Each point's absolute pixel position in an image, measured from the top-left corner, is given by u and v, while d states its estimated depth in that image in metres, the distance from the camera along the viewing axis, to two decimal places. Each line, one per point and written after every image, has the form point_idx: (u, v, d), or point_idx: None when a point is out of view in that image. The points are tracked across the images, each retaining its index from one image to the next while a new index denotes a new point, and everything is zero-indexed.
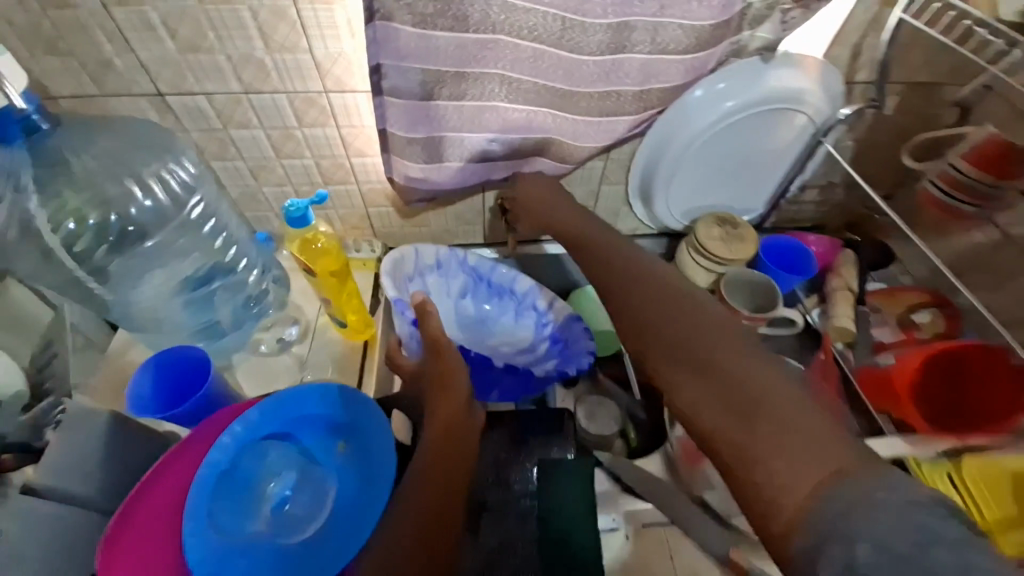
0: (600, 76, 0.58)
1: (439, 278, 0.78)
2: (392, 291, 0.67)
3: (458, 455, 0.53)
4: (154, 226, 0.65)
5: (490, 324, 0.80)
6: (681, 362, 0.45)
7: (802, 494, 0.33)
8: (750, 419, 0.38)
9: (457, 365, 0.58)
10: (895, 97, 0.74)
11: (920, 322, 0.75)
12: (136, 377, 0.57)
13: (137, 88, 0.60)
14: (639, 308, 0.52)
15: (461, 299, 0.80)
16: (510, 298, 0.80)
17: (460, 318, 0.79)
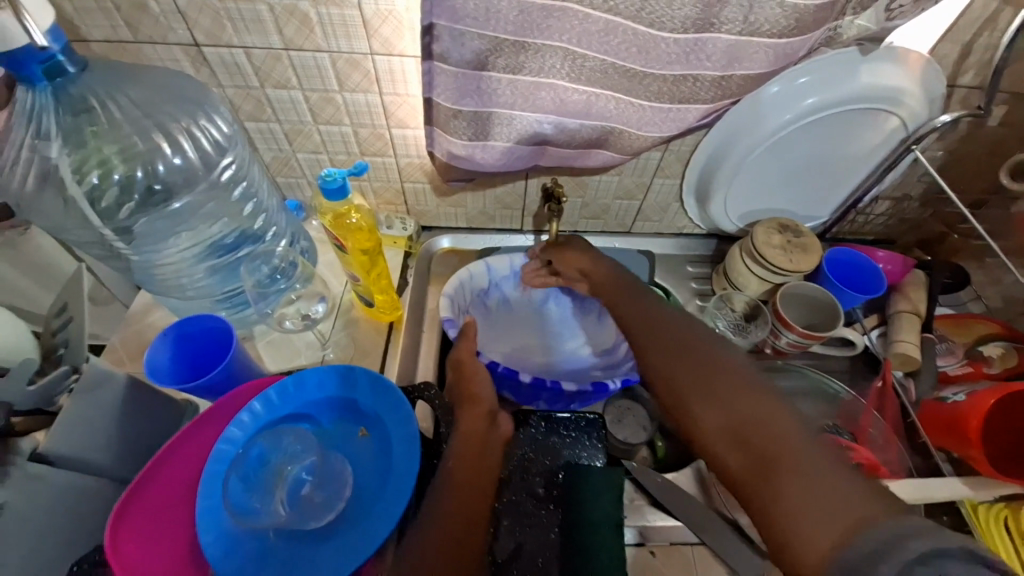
0: (678, 57, 0.51)
1: (518, 287, 0.75)
2: (447, 311, 0.67)
3: (483, 470, 0.53)
4: (181, 186, 0.61)
5: (570, 328, 0.75)
6: (708, 408, 0.46)
7: (825, 544, 0.34)
8: (769, 465, 0.40)
9: (480, 385, 0.60)
10: (1002, 106, 0.65)
11: (991, 357, 0.70)
12: (154, 347, 0.54)
13: (173, 37, 0.56)
14: (663, 349, 0.53)
15: (544, 303, 0.76)
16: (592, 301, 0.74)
17: (543, 325, 0.75)
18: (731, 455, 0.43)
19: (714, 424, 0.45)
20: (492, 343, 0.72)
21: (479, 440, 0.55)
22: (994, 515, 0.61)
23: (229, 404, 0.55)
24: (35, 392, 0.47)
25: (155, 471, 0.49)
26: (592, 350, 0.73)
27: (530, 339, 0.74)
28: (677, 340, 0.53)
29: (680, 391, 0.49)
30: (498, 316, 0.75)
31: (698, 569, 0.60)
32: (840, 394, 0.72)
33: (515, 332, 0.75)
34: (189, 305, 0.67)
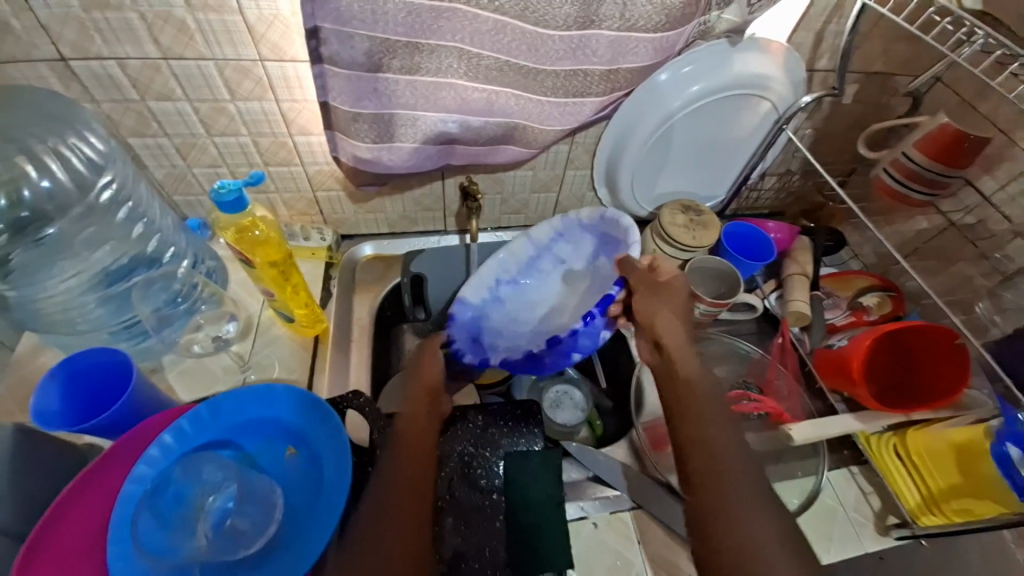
0: (567, 53, 0.54)
1: (569, 248, 0.77)
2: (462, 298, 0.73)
3: (426, 437, 0.55)
4: (56, 212, 0.57)
5: (606, 285, 0.72)
6: (733, 493, 0.47)
7: None
8: None
9: (435, 375, 0.64)
10: (854, 85, 0.75)
11: (868, 305, 0.80)
12: (40, 389, 0.50)
13: (35, 53, 0.51)
14: (709, 428, 0.53)
15: (595, 259, 0.75)
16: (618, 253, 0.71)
17: (596, 281, 0.74)
18: (754, 544, 0.44)
19: (739, 512, 0.46)
20: (535, 306, 0.77)
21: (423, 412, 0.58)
22: (886, 445, 0.70)
23: (136, 438, 0.51)
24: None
25: (50, 524, 0.44)
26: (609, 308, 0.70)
27: (574, 301, 0.75)
28: (715, 421, 0.53)
29: (710, 468, 0.49)
30: (552, 280, 0.78)
31: (637, 532, 0.63)
32: (750, 353, 0.81)
33: (564, 293, 0.77)
34: (79, 340, 0.61)
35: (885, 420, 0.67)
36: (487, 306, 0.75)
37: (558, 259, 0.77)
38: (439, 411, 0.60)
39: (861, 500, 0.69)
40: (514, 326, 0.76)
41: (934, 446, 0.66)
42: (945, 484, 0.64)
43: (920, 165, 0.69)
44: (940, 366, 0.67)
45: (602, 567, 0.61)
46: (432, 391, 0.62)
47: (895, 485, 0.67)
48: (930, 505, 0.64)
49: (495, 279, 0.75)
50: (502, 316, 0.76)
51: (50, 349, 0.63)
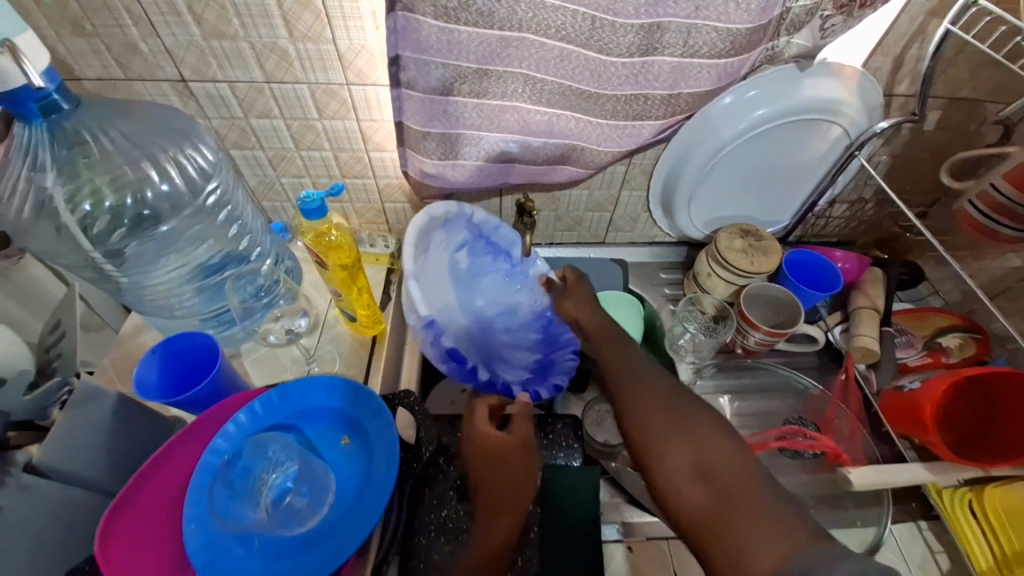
0: (628, 79, 0.56)
1: (443, 232, 0.73)
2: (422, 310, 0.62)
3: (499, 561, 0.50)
4: (170, 212, 0.64)
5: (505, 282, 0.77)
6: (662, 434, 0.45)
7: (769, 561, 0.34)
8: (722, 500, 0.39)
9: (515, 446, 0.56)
10: (937, 112, 0.71)
11: (949, 347, 0.75)
12: (142, 364, 0.57)
13: (161, 74, 0.60)
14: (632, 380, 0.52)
15: (457, 252, 0.75)
16: (503, 261, 0.77)
17: (459, 278, 0.76)
18: (673, 458, 0.43)
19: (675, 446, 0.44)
20: (430, 294, 0.69)
21: (500, 525, 0.52)
22: (959, 498, 0.64)
23: (215, 416, 0.57)
24: (33, 402, 0.50)
25: (132, 492, 0.50)
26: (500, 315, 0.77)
27: (452, 298, 0.73)
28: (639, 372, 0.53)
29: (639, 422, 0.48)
30: (430, 267, 0.71)
31: (673, 562, 0.62)
32: (809, 388, 0.76)
33: (439, 287, 0.72)
34: (177, 324, 0.70)
35: (965, 473, 0.61)
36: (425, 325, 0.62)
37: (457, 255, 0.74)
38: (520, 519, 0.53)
39: (927, 559, 0.64)
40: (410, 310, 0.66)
41: (1010, 502, 0.60)
42: (1019, 547, 0.58)
43: (1008, 198, 0.64)
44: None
45: None
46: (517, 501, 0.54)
47: (967, 545, 0.62)
48: (1001, 568, 0.58)
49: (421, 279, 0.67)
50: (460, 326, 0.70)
51: (150, 330, 0.72)
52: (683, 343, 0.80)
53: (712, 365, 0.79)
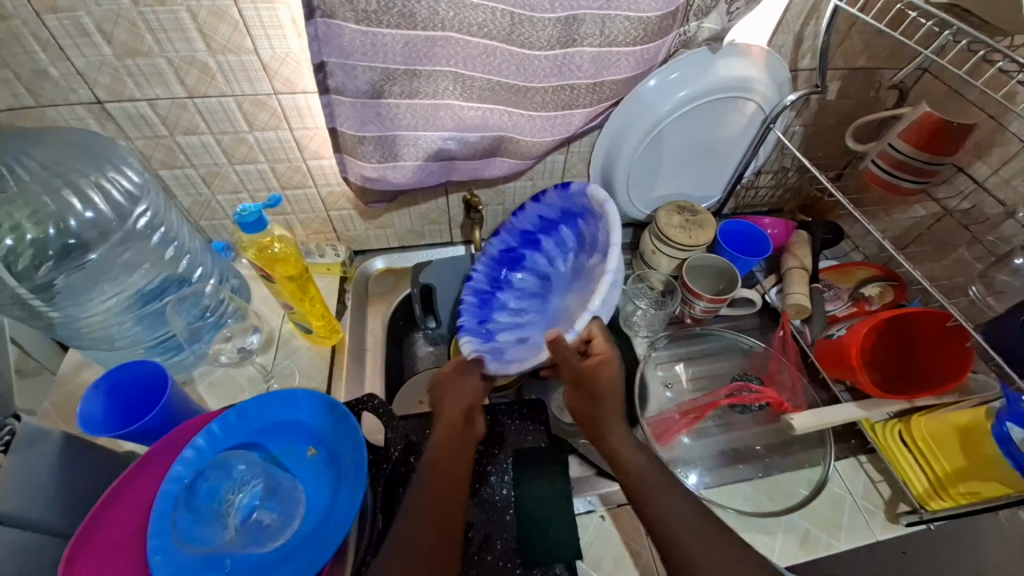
0: (553, 71, 0.58)
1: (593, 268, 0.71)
2: (537, 209, 0.79)
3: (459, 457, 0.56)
4: (97, 241, 0.62)
5: (581, 298, 0.70)
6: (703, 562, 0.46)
7: None
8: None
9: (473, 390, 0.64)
10: (837, 82, 0.77)
11: (870, 296, 0.81)
12: (86, 399, 0.55)
13: (74, 97, 0.57)
14: (698, 553, 0.47)
15: (584, 281, 0.73)
16: (577, 281, 0.74)
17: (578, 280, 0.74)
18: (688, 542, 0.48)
19: None
20: (576, 253, 0.76)
21: (455, 432, 0.59)
22: (890, 430, 0.71)
23: (168, 444, 0.55)
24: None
25: (86, 534, 0.48)
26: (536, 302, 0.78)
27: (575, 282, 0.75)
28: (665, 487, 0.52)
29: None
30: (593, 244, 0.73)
31: (645, 525, 0.65)
32: (753, 347, 0.82)
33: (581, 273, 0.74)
34: (119, 355, 0.67)
35: (891, 407, 0.67)
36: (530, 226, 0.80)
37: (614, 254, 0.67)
38: (473, 429, 0.61)
39: (870, 488, 0.69)
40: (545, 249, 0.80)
41: (936, 429, 0.68)
42: (951, 467, 0.65)
43: (905, 154, 0.71)
44: (940, 353, 0.67)
45: (612, 558, 0.62)
46: (467, 411, 0.61)
47: (903, 473, 0.67)
48: (938, 491, 0.65)
49: (600, 212, 0.69)
50: (557, 248, 0.79)
51: (92, 366, 0.69)
52: (635, 320, 0.85)
53: (663, 337, 0.84)
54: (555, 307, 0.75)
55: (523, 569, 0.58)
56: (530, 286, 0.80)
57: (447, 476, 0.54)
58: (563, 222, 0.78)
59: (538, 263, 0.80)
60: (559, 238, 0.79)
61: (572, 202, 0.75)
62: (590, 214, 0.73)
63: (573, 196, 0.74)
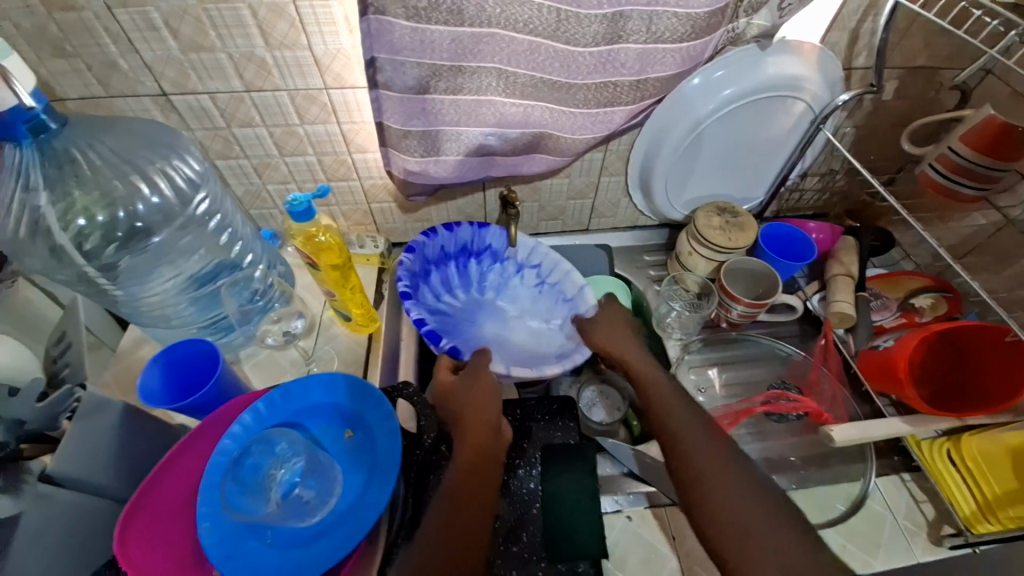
0: (597, 68, 0.58)
1: (516, 307, 0.80)
2: (441, 237, 0.77)
3: (485, 469, 0.56)
4: (160, 223, 0.65)
5: (511, 330, 0.77)
6: (730, 506, 0.47)
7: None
8: (745, 538, 0.45)
9: (490, 389, 0.63)
10: (893, 82, 0.74)
11: (921, 307, 0.78)
12: (145, 372, 0.59)
13: (142, 89, 0.61)
14: (727, 504, 0.48)
15: (507, 317, 0.78)
16: (493, 314, 0.78)
17: (493, 315, 0.78)
18: (722, 493, 0.48)
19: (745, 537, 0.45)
20: (485, 290, 0.80)
21: (480, 455, 0.56)
22: (937, 447, 0.67)
23: (218, 420, 0.59)
24: (43, 411, 0.51)
25: (144, 496, 0.52)
26: (448, 327, 0.74)
27: (490, 316, 0.78)
28: (700, 440, 0.53)
29: (733, 527, 0.46)
30: (511, 285, 0.81)
31: (672, 528, 0.64)
32: (791, 355, 0.79)
33: (501, 307, 0.79)
34: (173, 334, 0.71)
35: (940, 424, 0.65)
36: (433, 252, 0.77)
37: (538, 279, 0.81)
38: (500, 443, 0.61)
39: (912, 507, 0.66)
40: (443, 279, 0.78)
41: (988, 450, 0.64)
42: (1001, 490, 0.62)
43: (965, 159, 0.67)
44: (996, 369, 0.63)
45: (638, 559, 0.62)
46: (493, 423, 0.61)
47: (950, 493, 0.64)
48: (986, 513, 0.62)
49: (513, 251, 0.81)
50: (452, 281, 0.79)
51: (148, 343, 0.73)
52: (670, 322, 0.84)
53: (698, 340, 0.82)
54: (473, 333, 0.75)
55: (548, 564, 0.58)
56: (433, 307, 0.74)
57: (468, 486, 0.53)
58: (456, 257, 0.79)
59: (428, 297, 0.74)
60: (448, 273, 0.79)
61: (483, 241, 0.80)
62: (502, 258, 0.81)
63: (487, 235, 0.80)
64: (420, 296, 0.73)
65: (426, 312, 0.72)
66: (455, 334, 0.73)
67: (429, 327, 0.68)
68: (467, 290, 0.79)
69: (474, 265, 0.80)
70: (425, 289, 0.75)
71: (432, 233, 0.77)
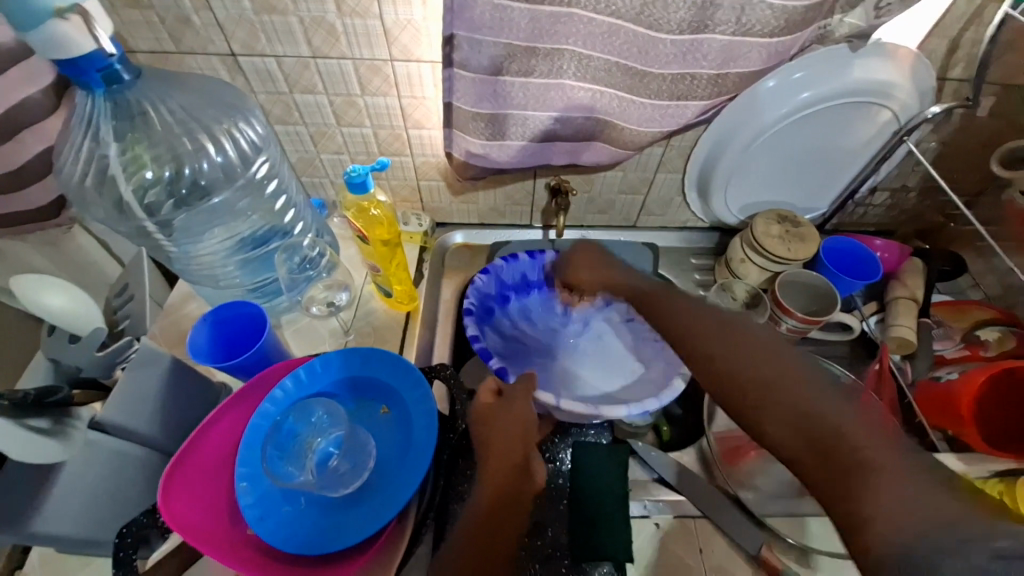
0: (676, 57, 0.55)
1: (595, 343, 0.77)
2: (521, 259, 0.78)
3: (512, 510, 0.53)
4: (220, 183, 0.66)
5: (585, 366, 0.74)
6: (874, 488, 0.35)
7: (908, 535, 0.33)
8: (812, 422, 0.40)
9: (527, 421, 0.59)
10: (992, 98, 0.68)
11: (987, 340, 0.72)
12: (195, 329, 0.60)
13: (212, 48, 0.61)
14: (842, 453, 0.38)
15: (583, 352, 0.76)
16: (569, 345, 0.77)
17: (570, 347, 0.76)
18: (858, 470, 0.37)
19: (846, 449, 0.38)
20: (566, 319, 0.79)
21: (501, 496, 0.53)
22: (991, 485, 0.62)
23: (260, 383, 0.59)
24: (100, 360, 0.53)
25: (188, 450, 0.53)
26: (517, 355, 0.74)
27: (568, 349, 0.76)
28: (787, 380, 0.44)
29: (849, 490, 0.36)
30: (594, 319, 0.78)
31: (699, 540, 0.63)
32: (839, 377, 0.70)
33: (581, 339, 0.77)
34: (221, 295, 0.72)
35: (996, 464, 0.63)
36: (512, 279, 0.79)
37: (624, 314, 0.77)
38: (529, 484, 0.56)
39: None
40: (520, 308, 0.79)
41: None
42: None
43: None
44: None
45: (661, 568, 0.61)
46: (521, 464, 0.57)
47: None
48: None
49: None
50: (528, 310, 0.79)
51: (195, 300, 0.75)
52: None
53: None
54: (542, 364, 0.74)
55: (571, 563, 0.58)
56: (503, 332, 0.76)
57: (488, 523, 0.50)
58: (538, 286, 0.80)
59: (504, 323, 0.77)
60: (526, 303, 0.80)
61: None
62: None
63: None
64: (490, 321, 0.75)
65: (494, 335, 0.74)
66: (522, 361, 0.74)
67: (482, 345, 0.68)
68: (553, 321, 0.79)
69: (562, 297, 0.80)
70: (497, 313, 0.77)
71: (512, 258, 0.78)
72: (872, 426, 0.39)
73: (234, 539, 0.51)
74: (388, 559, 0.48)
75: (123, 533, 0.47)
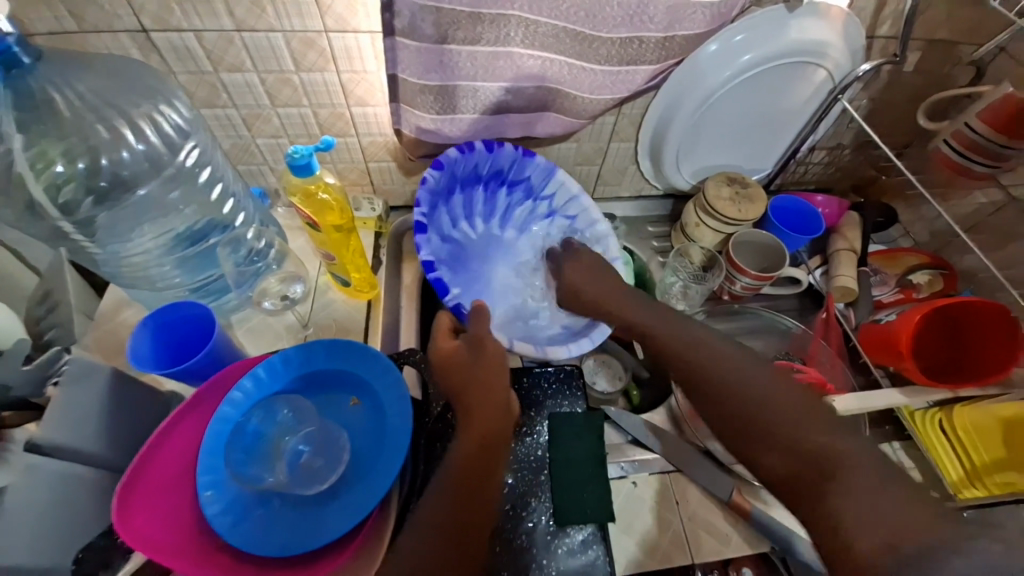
0: (625, 19, 0.54)
1: (529, 253, 0.75)
2: (478, 147, 0.66)
3: (488, 461, 0.53)
4: (145, 175, 0.61)
5: (518, 280, 0.73)
6: (849, 491, 0.43)
7: (874, 537, 0.40)
8: (762, 438, 0.51)
9: (500, 363, 0.59)
10: (916, 53, 0.72)
11: (918, 283, 0.79)
12: (134, 336, 0.54)
13: (118, 23, 0.55)
14: (802, 452, 0.48)
15: (520, 263, 0.74)
16: (501, 252, 0.74)
17: (506, 255, 0.74)
18: (838, 469, 0.45)
19: (797, 453, 0.48)
20: (503, 225, 0.74)
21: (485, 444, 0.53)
22: (930, 417, 0.68)
23: (215, 387, 0.55)
24: (28, 374, 0.49)
25: (141, 466, 0.49)
26: (454, 263, 0.66)
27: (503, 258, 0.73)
28: (763, 394, 0.53)
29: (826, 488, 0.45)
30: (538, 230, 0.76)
31: (675, 493, 0.65)
32: (791, 328, 0.80)
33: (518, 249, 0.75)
34: (160, 297, 0.66)
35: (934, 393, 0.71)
36: (461, 173, 0.67)
37: (567, 231, 0.76)
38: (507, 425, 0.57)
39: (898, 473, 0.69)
40: (462, 203, 0.69)
41: (980, 420, 0.65)
42: (989, 458, 0.63)
43: (983, 137, 0.67)
44: (994, 345, 0.65)
45: (642, 523, 0.63)
46: (501, 408, 0.57)
47: (938, 459, 0.66)
48: (973, 480, 0.63)
49: (552, 194, 0.74)
50: (467, 207, 0.70)
51: (130, 306, 0.69)
52: (673, 293, 0.83)
53: (702, 312, 0.82)
54: (477, 272, 0.70)
55: (556, 527, 0.58)
56: (448, 231, 0.66)
57: (473, 470, 0.51)
58: (485, 182, 0.71)
59: (445, 222, 0.66)
60: (470, 197, 0.70)
61: (523, 171, 0.71)
62: (532, 193, 0.74)
63: (528, 165, 0.71)
64: (436, 224, 0.64)
65: (439, 239, 0.64)
66: (460, 270, 0.67)
67: (439, 275, 0.60)
68: (485, 221, 0.73)
69: (504, 193, 0.73)
70: (442, 212, 0.65)
71: (467, 149, 0.65)
72: (819, 427, 0.49)
73: (208, 548, 0.49)
74: (377, 544, 0.48)
75: (80, 558, 0.48)
